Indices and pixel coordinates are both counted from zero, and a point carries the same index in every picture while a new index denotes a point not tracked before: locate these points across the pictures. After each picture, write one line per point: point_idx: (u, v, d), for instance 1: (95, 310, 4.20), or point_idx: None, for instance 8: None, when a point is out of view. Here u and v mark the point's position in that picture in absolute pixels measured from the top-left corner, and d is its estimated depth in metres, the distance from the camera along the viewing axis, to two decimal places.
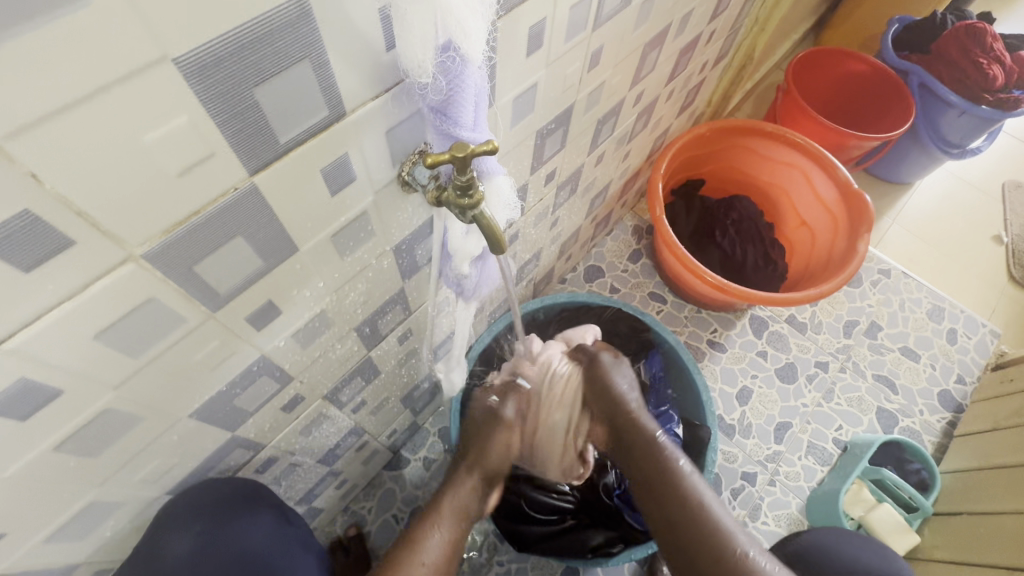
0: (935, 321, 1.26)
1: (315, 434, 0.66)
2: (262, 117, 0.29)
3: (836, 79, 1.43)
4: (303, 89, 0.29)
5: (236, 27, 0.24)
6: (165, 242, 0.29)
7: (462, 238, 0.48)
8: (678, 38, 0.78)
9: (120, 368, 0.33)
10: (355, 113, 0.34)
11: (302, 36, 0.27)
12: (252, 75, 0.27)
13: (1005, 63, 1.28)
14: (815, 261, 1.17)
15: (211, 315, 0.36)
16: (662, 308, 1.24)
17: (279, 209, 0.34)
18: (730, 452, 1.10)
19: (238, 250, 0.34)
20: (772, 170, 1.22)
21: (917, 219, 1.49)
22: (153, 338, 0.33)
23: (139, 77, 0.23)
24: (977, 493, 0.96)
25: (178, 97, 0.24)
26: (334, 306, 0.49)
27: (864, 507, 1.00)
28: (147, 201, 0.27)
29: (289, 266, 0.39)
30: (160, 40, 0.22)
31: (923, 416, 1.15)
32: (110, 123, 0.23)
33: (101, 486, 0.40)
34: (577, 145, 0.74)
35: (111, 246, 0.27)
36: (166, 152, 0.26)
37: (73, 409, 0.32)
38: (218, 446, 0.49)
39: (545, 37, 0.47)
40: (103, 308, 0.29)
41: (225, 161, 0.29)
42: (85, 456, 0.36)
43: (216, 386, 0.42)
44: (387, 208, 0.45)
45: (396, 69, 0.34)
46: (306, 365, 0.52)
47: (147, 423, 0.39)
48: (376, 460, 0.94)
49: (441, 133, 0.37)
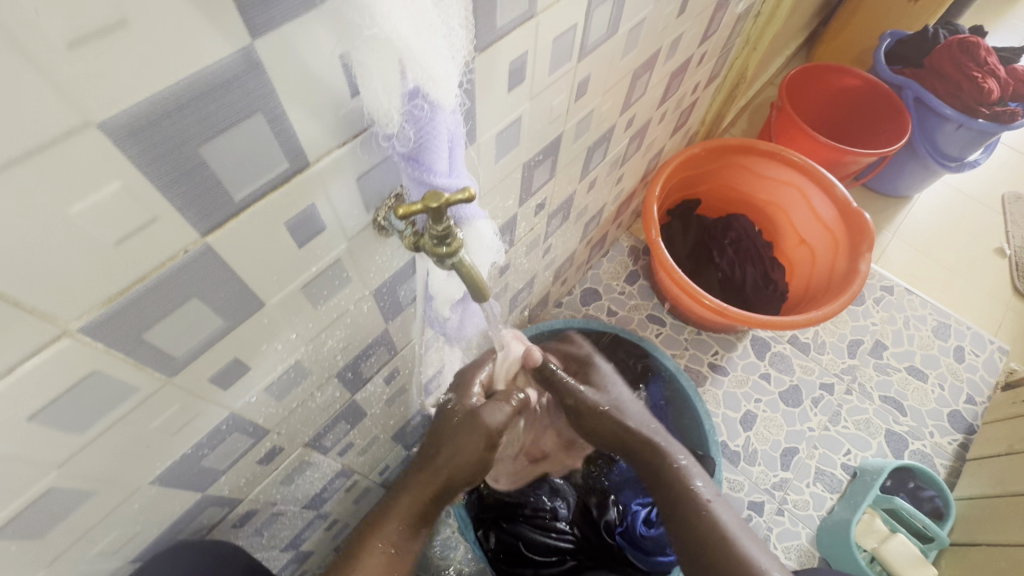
0: (942, 338, 1.23)
1: (298, 482, 0.63)
2: (213, 175, 0.26)
3: (831, 94, 1.41)
4: (258, 143, 0.27)
5: (172, 86, 0.22)
6: (107, 312, 0.27)
7: (443, 281, 0.46)
8: (669, 61, 0.76)
9: (63, 447, 0.30)
10: (320, 162, 0.32)
11: (250, 90, 0.25)
12: (199, 133, 0.24)
13: (1000, 76, 1.27)
14: (815, 281, 1.14)
15: (169, 380, 0.33)
16: (661, 330, 1.22)
17: (238, 266, 0.32)
18: (735, 481, 1.06)
19: (193, 311, 0.31)
20: (769, 188, 1.19)
21: (918, 232, 1.47)
22: (101, 410, 0.31)
23: (57, 144, 0.20)
24: (995, 523, 0.91)
25: (110, 162, 0.22)
26: (311, 355, 0.46)
27: (877, 538, 0.96)
28: (81, 273, 0.24)
29: (256, 321, 0.37)
30: (80, 104, 0.20)
31: (934, 438, 1.12)
32: (27, 196, 0.21)
33: (51, 565, 0.36)
34: (568, 173, 0.72)
35: (39, 322, 0.24)
36: (99, 222, 0.23)
37: (10, 492, 0.29)
38: (189, 507, 0.46)
39: (527, 70, 0.45)
40: (38, 388, 0.26)
41: (170, 224, 0.26)
42: (29, 539, 0.33)
43: (181, 449, 0.39)
44: (362, 253, 0.42)
45: (363, 116, 0.32)
46: (282, 417, 0.49)
47: (101, 496, 0.35)
48: (367, 498, 0.93)
49: (415, 181, 0.34)
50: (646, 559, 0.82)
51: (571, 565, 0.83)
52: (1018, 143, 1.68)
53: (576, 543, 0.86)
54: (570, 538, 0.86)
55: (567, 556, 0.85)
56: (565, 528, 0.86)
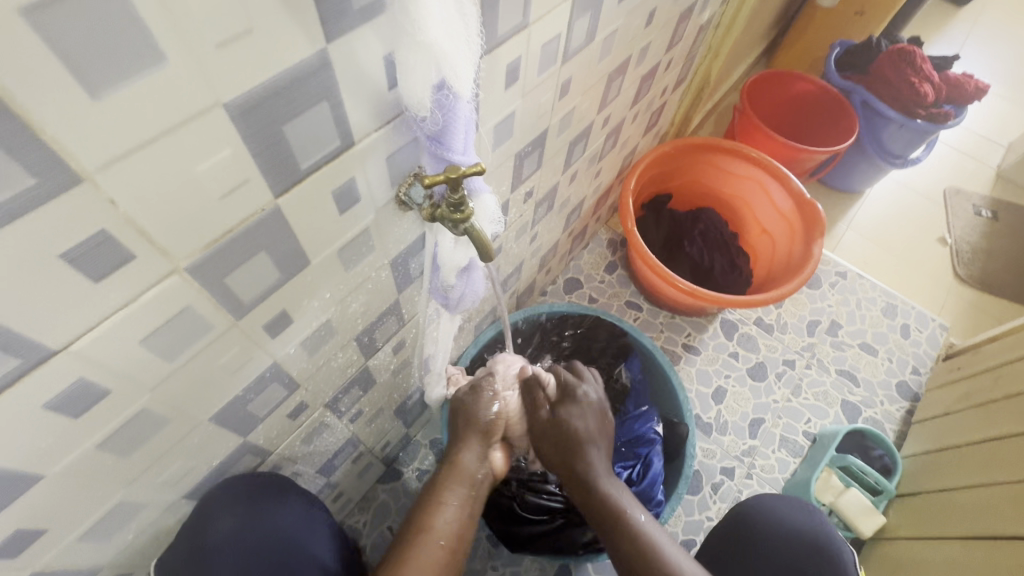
0: (889, 317, 1.36)
1: (316, 443, 0.70)
2: (289, 147, 0.34)
3: (788, 98, 1.54)
4: (322, 123, 0.35)
5: (274, 75, 0.30)
6: (205, 256, 0.34)
7: (451, 250, 0.54)
8: (639, 66, 0.85)
9: (157, 372, 0.37)
10: (361, 142, 0.39)
11: (322, 81, 0.33)
12: (283, 113, 0.32)
13: (934, 81, 1.41)
14: (776, 266, 1.25)
15: (235, 322, 0.40)
16: (639, 315, 1.31)
17: (295, 226, 0.39)
18: (708, 449, 1.16)
19: (261, 262, 0.39)
20: (734, 183, 1.31)
21: (869, 223, 1.60)
22: (187, 342, 0.38)
23: (197, 119, 0.28)
24: (933, 473, 1.03)
25: (226, 134, 0.30)
26: (338, 316, 0.54)
27: (834, 493, 1.07)
28: (194, 222, 0.31)
29: (302, 277, 0.44)
30: (216, 90, 0.27)
31: (884, 405, 1.24)
32: (173, 158, 0.28)
33: (129, 487, 0.43)
34: (552, 165, 0.81)
35: (162, 259, 0.31)
36: (213, 180, 0.31)
37: (115, 409, 0.36)
38: (231, 451, 0.52)
39: (520, 71, 0.53)
40: (150, 315, 0.33)
41: (256, 186, 0.34)
42: (120, 456, 0.40)
43: (234, 390, 0.46)
44: (385, 224, 0.50)
45: (398, 104, 0.40)
46: (311, 373, 0.56)
47: (174, 425, 0.42)
48: (370, 472, 1.00)
49: (436, 158, 0.42)
50: None
51: (561, 522, 0.91)
52: (956, 143, 1.84)
53: (565, 503, 0.93)
54: (560, 498, 0.93)
55: (558, 516, 0.92)
56: (555, 490, 0.93)
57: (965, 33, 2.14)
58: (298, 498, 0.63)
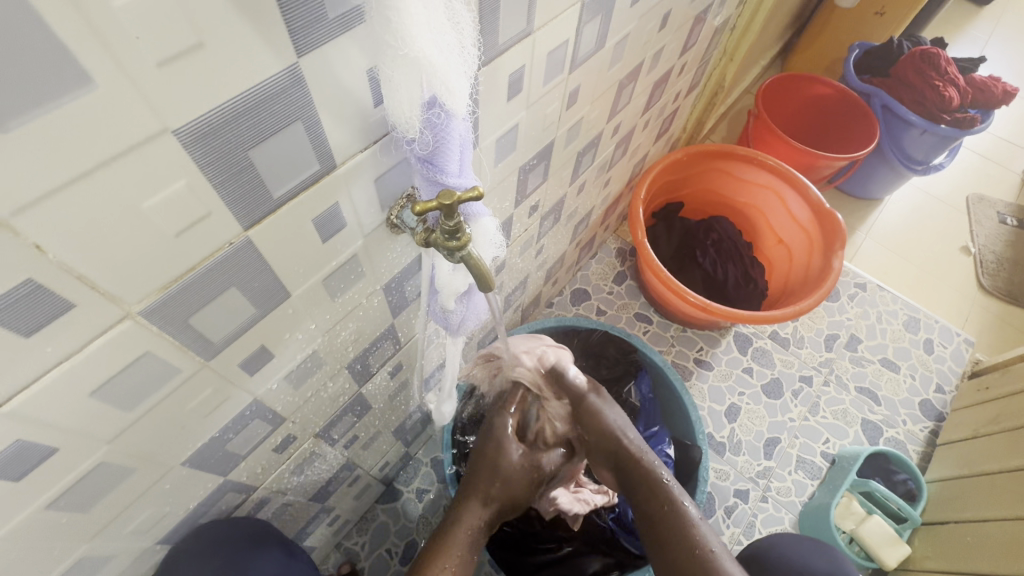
0: (912, 331, 1.30)
1: (308, 472, 0.66)
2: (257, 176, 0.30)
3: (804, 101, 1.49)
4: (295, 147, 0.31)
5: (233, 97, 0.26)
6: (162, 298, 0.30)
7: (448, 274, 0.49)
8: (651, 72, 0.81)
9: (114, 423, 0.33)
10: (344, 165, 0.35)
11: (294, 100, 0.29)
12: (249, 138, 0.28)
13: (960, 85, 1.35)
14: (793, 278, 1.20)
15: (206, 363, 0.36)
16: (648, 328, 1.27)
17: (270, 259, 0.35)
18: (721, 470, 1.11)
19: (232, 300, 0.35)
20: (749, 191, 1.25)
21: (890, 232, 1.54)
22: (148, 391, 0.34)
23: (139, 149, 0.24)
24: (963, 502, 0.97)
25: (179, 164, 0.26)
26: (326, 346, 0.50)
27: (854, 520, 1.01)
28: (145, 261, 0.28)
29: (282, 311, 0.40)
30: (161, 115, 0.23)
31: (906, 425, 1.18)
32: (112, 194, 0.24)
33: (91, 541, 0.39)
34: (559, 177, 0.77)
35: (108, 305, 0.28)
36: (163, 216, 0.27)
37: (67, 465, 0.32)
38: (211, 491, 0.49)
39: (524, 82, 0.49)
40: (100, 366, 0.30)
41: (220, 219, 0.30)
42: (77, 512, 0.36)
43: (210, 432, 0.42)
44: (375, 249, 0.46)
45: (384, 123, 0.36)
46: (298, 406, 0.53)
47: (141, 473, 0.39)
48: (369, 494, 0.96)
49: (429, 181, 0.38)
50: (636, 543, 0.86)
51: (567, 551, 0.87)
52: (980, 148, 1.78)
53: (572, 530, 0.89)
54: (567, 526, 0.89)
55: (564, 543, 0.88)
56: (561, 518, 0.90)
57: (987, 33, 2.07)
58: (277, 546, 0.60)
